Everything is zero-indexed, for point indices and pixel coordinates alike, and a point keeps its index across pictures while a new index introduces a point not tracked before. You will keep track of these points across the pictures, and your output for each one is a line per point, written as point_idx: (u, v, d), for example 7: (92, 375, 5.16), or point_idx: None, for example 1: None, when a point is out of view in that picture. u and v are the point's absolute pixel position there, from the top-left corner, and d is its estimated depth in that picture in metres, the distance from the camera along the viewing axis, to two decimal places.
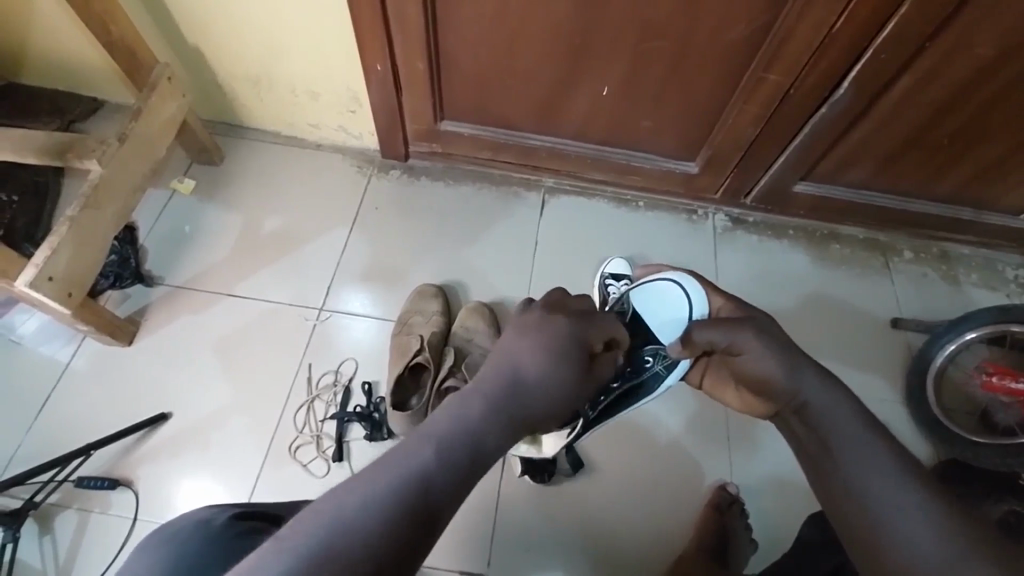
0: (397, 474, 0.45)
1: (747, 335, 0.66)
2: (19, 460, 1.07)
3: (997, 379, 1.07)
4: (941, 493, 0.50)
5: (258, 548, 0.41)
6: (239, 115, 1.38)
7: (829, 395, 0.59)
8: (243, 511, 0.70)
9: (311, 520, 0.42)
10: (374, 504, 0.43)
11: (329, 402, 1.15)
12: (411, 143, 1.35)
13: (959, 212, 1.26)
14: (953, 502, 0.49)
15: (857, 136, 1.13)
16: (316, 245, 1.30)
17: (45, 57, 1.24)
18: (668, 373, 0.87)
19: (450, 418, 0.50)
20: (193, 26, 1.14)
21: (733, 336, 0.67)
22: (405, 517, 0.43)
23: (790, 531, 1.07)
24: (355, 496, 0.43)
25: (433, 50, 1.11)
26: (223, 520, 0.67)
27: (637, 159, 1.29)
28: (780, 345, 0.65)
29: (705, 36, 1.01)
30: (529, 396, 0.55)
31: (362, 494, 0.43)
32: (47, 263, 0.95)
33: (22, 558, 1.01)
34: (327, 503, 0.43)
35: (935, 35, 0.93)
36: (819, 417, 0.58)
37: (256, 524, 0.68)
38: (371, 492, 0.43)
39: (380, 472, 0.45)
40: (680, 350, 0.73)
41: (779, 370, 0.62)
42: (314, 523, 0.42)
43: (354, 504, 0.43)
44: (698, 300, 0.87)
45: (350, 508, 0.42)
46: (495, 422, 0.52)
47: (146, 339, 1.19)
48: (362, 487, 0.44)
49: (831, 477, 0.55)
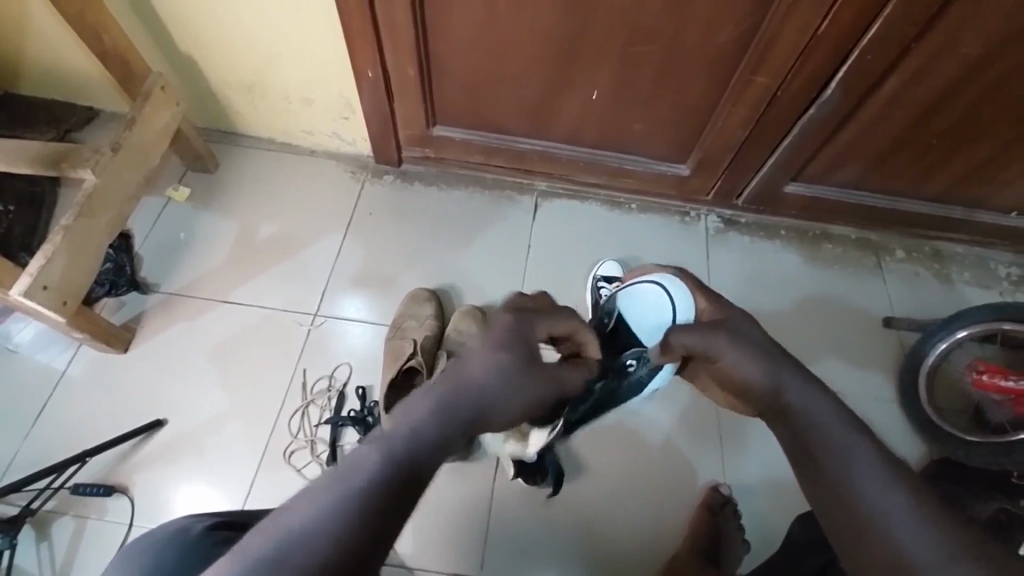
0: (358, 481, 0.46)
1: (722, 341, 0.67)
2: (16, 468, 1.08)
3: (988, 377, 1.08)
4: (918, 492, 0.50)
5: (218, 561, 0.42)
6: (234, 122, 1.39)
7: (812, 395, 0.60)
8: (222, 521, 0.70)
9: (271, 528, 0.43)
10: (334, 509, 0.44)
11: (324, 407, 1.15)
12: (404, 149, 1.36)
13: (950, 211, 1.26)
14: (931, 500, 0.50)
15: (847, 137, 1.14)
16: (310, 251, 1.31)
17: (41, 67, 1.26)
18: (651, 378, 0.92)
19: (420, 424, 0.51)
20: (185, 34, 1.15)
21: (710, 340, 0.67)
22: (362, 519, 0.44)
23: (783, 531, 1.08)
24: (311, 504, 0.44)
25: (423, 56, 1.11)
26: (200, 528, 0.68)
27: (628, 161, 1.29)
28: (761, 349, 0.65)
29: (693, 40, 1.01)
30: (488, 386, 0.57)
31: (319, 500, 0.44)
32: (41, 271, 0.96)
33: (18, 564, 1.02)
34: (288, 509, 0.44)
35: (920, 35, 0.93)
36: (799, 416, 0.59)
37: (232, 534, 0.69)
38: (329, 497, 0.44)
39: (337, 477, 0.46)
40: (660, 353, 0.75)
41: (763, 370, 0.63)
42: (272, 533, 0.43)
43: (311, 509, 0.44)
44: (683, 301, 0.88)
45: (306, 515, 0.43)
46: (459, 423, 0.54)
47: (141, 345, 1.19)
48: (322, 493, 0.45)
49: (813, 476, 0.55)
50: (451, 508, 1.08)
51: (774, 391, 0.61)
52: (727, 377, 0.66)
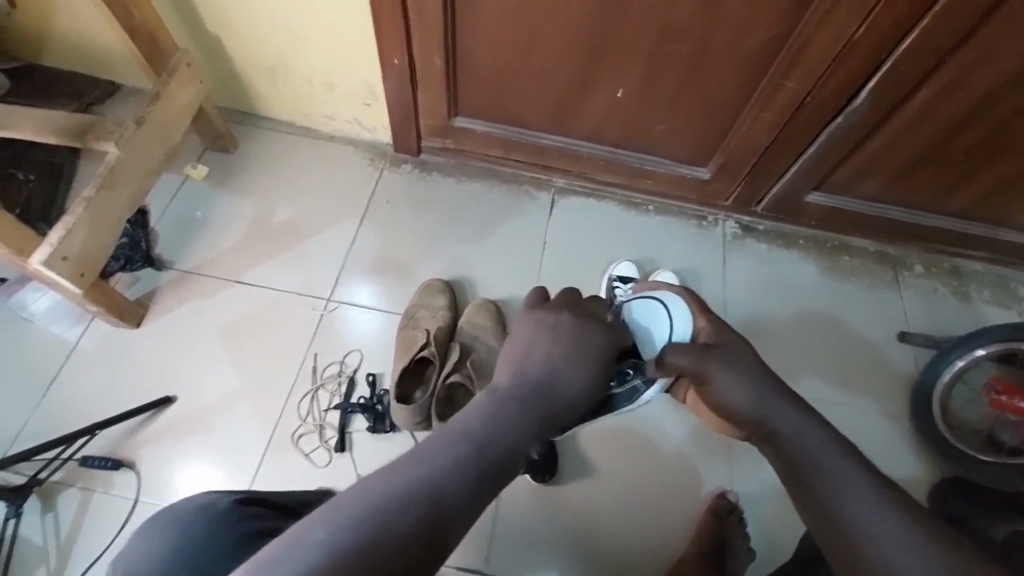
0: (385, 500, 0.45)
1: (714, 365, 0.66)
2: (25, 437, 1.08)
3: (1005, 397, 1.07)
4: (928, 514, 0.51)
5: (267, 551, 0.42)
6: (254, 102, 1.39)
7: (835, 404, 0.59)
8: (245, 497, 0.70)
9: (326, 519, 0.43)
10: (375, 514, 0.44)
11: (333, 393, 1.15)
12: (425, 138, 1.35)
13: (970, 228, 1.26)
14: (935, 524, 0.50)
15: (873, 148, 1.13)
16: (327, 236, 1.31)
17: (66, 39, 1.25)
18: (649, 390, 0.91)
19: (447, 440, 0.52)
20: (213, 14, 1.15)
21: (700, 363, 0.67)
22: (390, 545, 0.43)
23: (788, 549, 1.07)
24: (332, 522, 0.43)
25: (450, 45, 1.11)
26: (226, 503, 0.68)
27: (649, 161, 1.29)
28: (751, 374, 0.65)
29: (724, 41, 1.00)
30: None
31: (369, 500, 0.45)
32: (62, 242, 0.96)
33: (23, 535, 1.02)
34: (303, 531, 0.43)
35: (956, 48, 0.93)
36: (807, 427, 0.59)
37: (257, 511, 0.69)
38: (349, 514, 0.44)
39: (362, 496, 0.45)
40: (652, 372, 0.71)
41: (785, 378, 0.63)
42: (326, 526, 0.43)
43: (330, 530, 0.43)
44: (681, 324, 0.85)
45: (330, 532, 0.43)
46: None
47: (154, 320, 1.20)
48: (349, 507, 0.44)
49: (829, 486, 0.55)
50: None
51: (757, 419, 0.62)
52: (714, 401, 0.66)
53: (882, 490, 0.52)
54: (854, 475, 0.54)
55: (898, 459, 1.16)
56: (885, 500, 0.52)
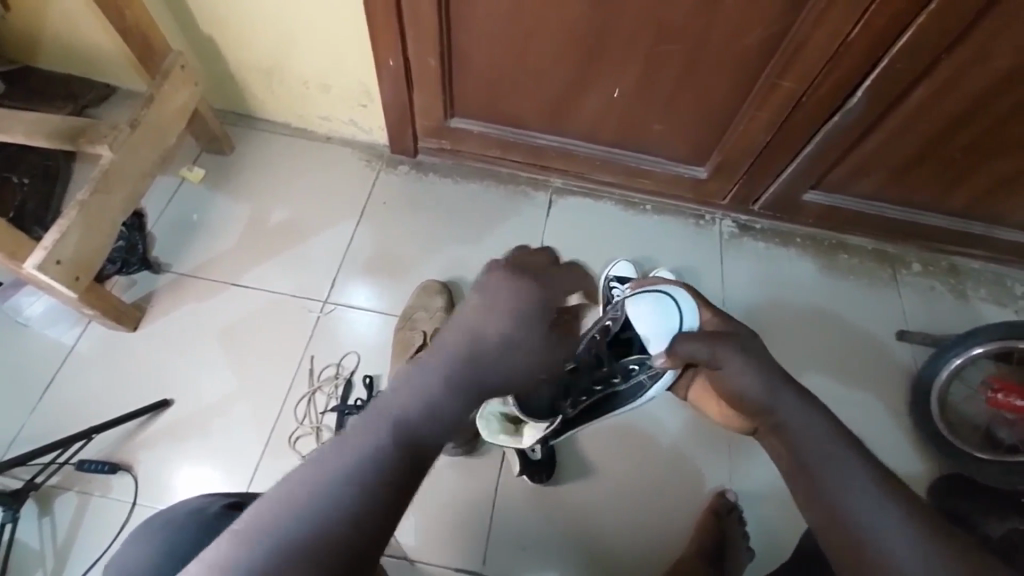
0: (333, 484, 0.49)
1: (727, 349, 0.64)
2: (21, 443, 1.08)
3: (1002, 396, 1.07)
4: (923, 512, 0.50)
5: (219, 542, 0.48)
6: (250, 104, 1.38)
7: (805, 415, 0.58)
8: (237, 502, 0.70)
9: (272, 514, 0.48)
10: (314, 507, 0.48)
11: (330, 395, 1.15)
12: (421, 139, 1.35)
13: (969, 226, 1.25)
14: (934, 520, 0.50)
15: (870, 147, 1.12)
16: (323, 238, 1.31)
17: (61, 41, 1.25)
18: (652, 382, 0.90)
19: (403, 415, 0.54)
20: (207, 16, 1.15)
21: (713, 347, 0.65)
22: (342, 526, 0.48)
23: (785, 550, 1.06)
24: (284, 517, 0.48)
25: (445, 46, 1.10)
26: (215, 510, 0.68)
27: (646, 161, 1.28)
28: (761, 363, 0.65)
29: (720, 41, 1.00)
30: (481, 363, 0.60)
31: (310, 493, 0.49)
32: (56, 246, 0.96)
33: (21, 539, 1.02)
34: (252, 526, 0.48)
35: (952, 46, 0.92)
36: (812, 419, 0.58)
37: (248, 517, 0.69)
38: (298, 508, 0.48)
39: (313, 485, 0.49)
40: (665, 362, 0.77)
41: (755, 387, 0.61)
42: (272, 522, 0.47)
43: (274, 525, 0.47)
44: (689, 313, 0.86)
45: (280, 526, 0.47)
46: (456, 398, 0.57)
47: (151, 323, 1.19)
48: (295, 500, 0.49)
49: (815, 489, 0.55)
50: (456, 499, 1.07)
51: (768, 409, 0.60)
52: (724, 387, 0.65)
53: (883, 482, 0.52)
54: (852, 472, 0.53)
55: (896, 458, 1.15)
56: (883, 494, 0.51)
